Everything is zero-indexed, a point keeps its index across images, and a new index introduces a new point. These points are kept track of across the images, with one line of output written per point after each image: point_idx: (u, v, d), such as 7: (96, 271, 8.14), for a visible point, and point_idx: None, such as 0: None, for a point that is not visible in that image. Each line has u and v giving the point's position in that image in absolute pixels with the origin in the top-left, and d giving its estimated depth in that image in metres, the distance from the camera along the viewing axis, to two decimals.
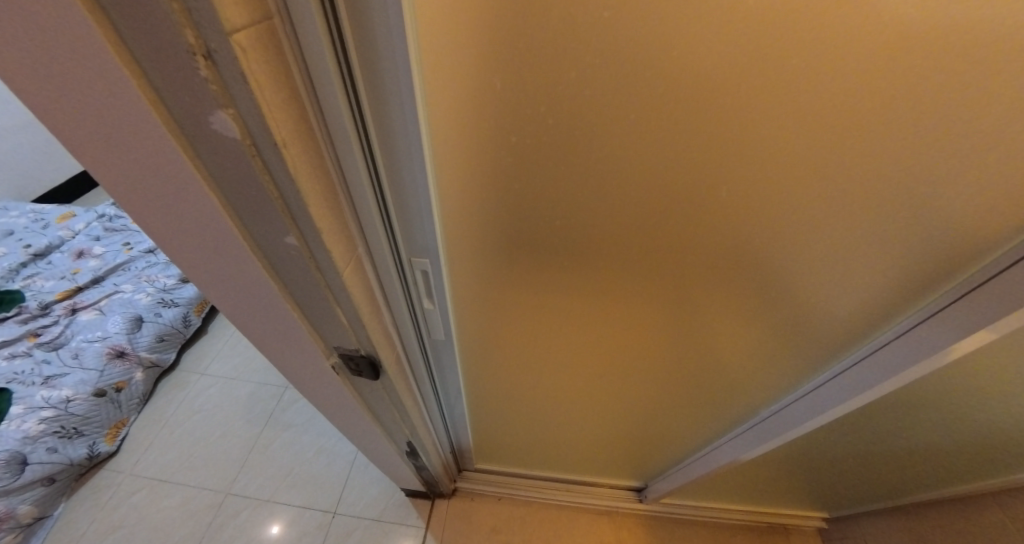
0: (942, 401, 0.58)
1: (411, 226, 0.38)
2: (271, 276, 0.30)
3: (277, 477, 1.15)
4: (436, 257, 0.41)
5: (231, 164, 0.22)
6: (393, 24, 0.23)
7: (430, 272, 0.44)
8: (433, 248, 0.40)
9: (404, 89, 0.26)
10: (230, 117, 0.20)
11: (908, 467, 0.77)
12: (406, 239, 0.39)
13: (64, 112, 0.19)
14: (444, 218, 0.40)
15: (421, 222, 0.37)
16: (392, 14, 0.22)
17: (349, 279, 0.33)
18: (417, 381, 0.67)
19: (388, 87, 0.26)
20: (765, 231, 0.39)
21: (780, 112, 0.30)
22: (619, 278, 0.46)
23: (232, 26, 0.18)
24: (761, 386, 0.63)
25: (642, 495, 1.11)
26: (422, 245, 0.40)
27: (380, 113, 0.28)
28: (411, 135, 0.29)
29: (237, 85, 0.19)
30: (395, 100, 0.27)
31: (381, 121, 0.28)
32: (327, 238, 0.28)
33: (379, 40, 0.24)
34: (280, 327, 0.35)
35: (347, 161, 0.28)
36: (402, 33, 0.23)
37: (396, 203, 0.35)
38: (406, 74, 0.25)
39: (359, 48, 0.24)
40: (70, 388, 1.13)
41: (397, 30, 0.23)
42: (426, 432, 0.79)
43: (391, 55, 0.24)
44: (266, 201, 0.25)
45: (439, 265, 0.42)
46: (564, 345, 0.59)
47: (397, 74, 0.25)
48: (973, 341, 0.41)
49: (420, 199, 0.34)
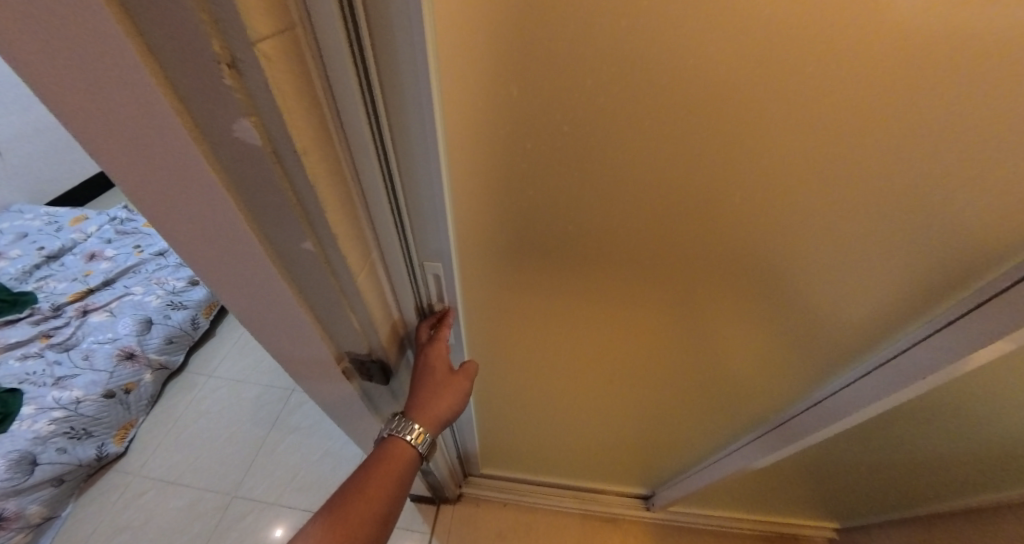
0: (958, 410, 0.57)
1: (424, 231, 0.35)
2: (287, 280, 0.30)
3: (282, 480, 1.15)
4: (449, 263, 0.38)
5: (252, 171, 0.23)
6: (409, 25, 0.21)
7: (442, 277, 0.40)
8: (447, 255, 0.37)
9: (419, 94, 0.24)
10: (253, 125, 0.20)
11: (923, 477, 0.75)
12: (417, 239, 0.36)
13: (94, 118, 0.20)
14: (457, 220, 0.40)
15: (435, 228, 0.35)
16: (407, 13, 0.20)
17: (362, 283, 0.33)
18: None
19: (404, 91, 0.25)
20: (783, 235, 0.38)
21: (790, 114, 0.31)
22: (631, 283, 0.46)
23: (258, 35, 0.18)
24: (772, 394, 0.62)
25: (648, 502, 1.10)
26: (435, 248, 0.37)
27: (396, 119, 0.26)
28: (429, 139, 0.27)
29: (260, 93, 0.19)
30: (411, 104, 0.25)
31: (400, 126, 0.27)
32: (343, 244, 0.28)
33: (396, 39, 0.22)
34: (293, 330, 0.36)
35: (363, 167, 0.28)
36: (419, 35, 0.21)
37: (411, 208, 0.33)
38: (427, 79, 0.24)
39: (377, 53, 0.23)
40: (80, 389, 1.14)
41: (414, 35, 0.21)
42: None
43: (408, 60, 0.23)
44: (286, 207, 0.25)
45: (452, 269, 0.39)
46: (575, 351, 0.59)
47: (415, 77, 0.24)
48: (992, 351, 0.41)
49: (435, 204, 0.32)
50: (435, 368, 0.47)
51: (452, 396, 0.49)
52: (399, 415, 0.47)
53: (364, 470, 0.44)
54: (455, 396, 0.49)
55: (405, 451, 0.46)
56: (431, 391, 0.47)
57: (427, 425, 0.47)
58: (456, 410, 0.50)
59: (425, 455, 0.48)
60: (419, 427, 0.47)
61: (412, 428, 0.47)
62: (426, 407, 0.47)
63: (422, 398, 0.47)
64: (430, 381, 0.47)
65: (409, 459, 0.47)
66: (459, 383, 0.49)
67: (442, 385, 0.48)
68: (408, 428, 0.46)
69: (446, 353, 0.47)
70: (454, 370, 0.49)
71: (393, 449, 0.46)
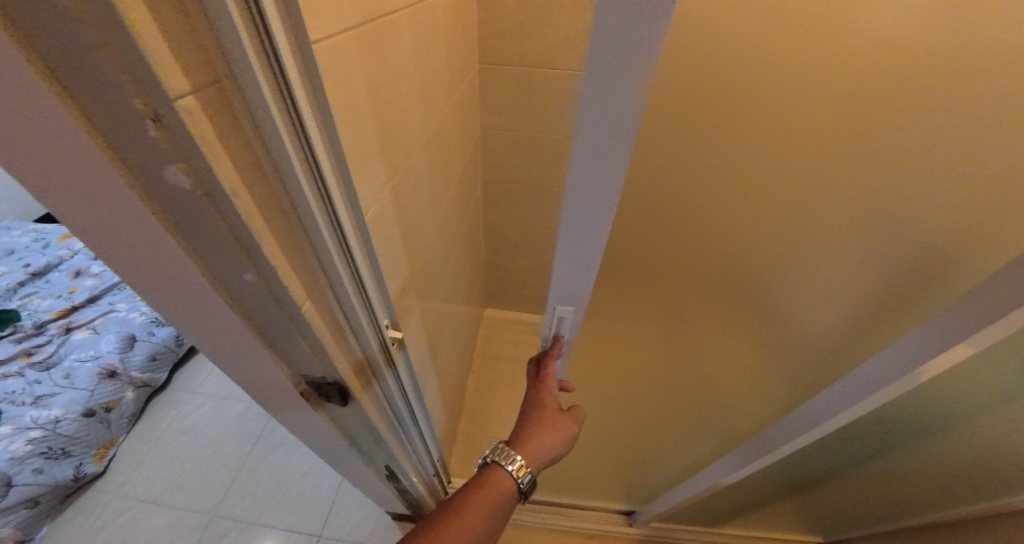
0: (916, 407, 0.60)
1: (566, 271, 0.39)
2: (235, 310, 0.29)
3: (264, 498, 1.14)
4: (582, 306, 0.42)
5: (190, 212, 0.23)
6: (615, 97, 0.25)
7: (567, 318, 0.45)
8: (581, 298, 0.42)
9: (589, 128, 0.27)
10: (182, 171, 0.21)
11: (895, 483, 0.77)
12: (562, 284, 0.40)
13: (17, 161, 0.20)
14: (557, 274, 0.39)
15: (578, 273, 0.38)
16: (627, 69, 0.24)
17: (310, 313, 0.32)
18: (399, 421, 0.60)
19: (597, 126, 0.26)
20: (785, 224, 0.51)
21: (702, 72, 0.46)
22: (651, 259, 0.55)
23: (179, 93, 0.19)
24: (750, 386, 0.67)
25: (631, 518, 1.11)
26: (572, 295, 0.41)
27: (577, 150, 0.28)
28: (608, 186, 0.30)
29: (188, 143, 0.20)
30: (596, 158, 0.28)
31: (582, 176, 0.30)
32: (286, 274, 0.28)
33: (608, 80, 0.24)
34: (247, 357, 0.35)
35: (299, 201, 0.27)
36: (628, 70, 0.24)
37: (564, 248, 0.36)
38: (624, 113, 0.26)
39: (595, 91, 0.25)
40: (60, 408, 1.14)
41: (631, 73, 0.24)
42: (410, 467, 0.73)
43: (610, 99, 0.25)
44: (223, 241, 0.25)
45: (582, 310, 0.43)
46: (628, 346, 0.64)
47: (613, 116, 0.26)
48: (945, 362, 0.37)
49: (592, 244, 0.35)
50: (545, 404, 0.53)
51: (558, 435, 0.53)
52: (503, 446, 0.50)
53: (463, 491, 0.46)
54: (560, 437, 0.53)
55: (505, 481, 0.48)
56: (541, 425, 0.52)
57: (528, 459, 0.49)
58: (558, 450, 0.53)
59: (523, 491, 0.49)
60: (520, 460, 0.48)
61: (513, 459, 0.49)
62: (534, 440, 0.50)
63: (530, 433, 0.51)
64: (539, 414, 0.52)
65: (504, 492, 0.47)
66: (566, 425, 0.54)
67: (551, 421, 0.52)
68: (514, 454, 0.49)
69: (555, 391, 0.53)
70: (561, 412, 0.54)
71: (494, 474, 0.48)
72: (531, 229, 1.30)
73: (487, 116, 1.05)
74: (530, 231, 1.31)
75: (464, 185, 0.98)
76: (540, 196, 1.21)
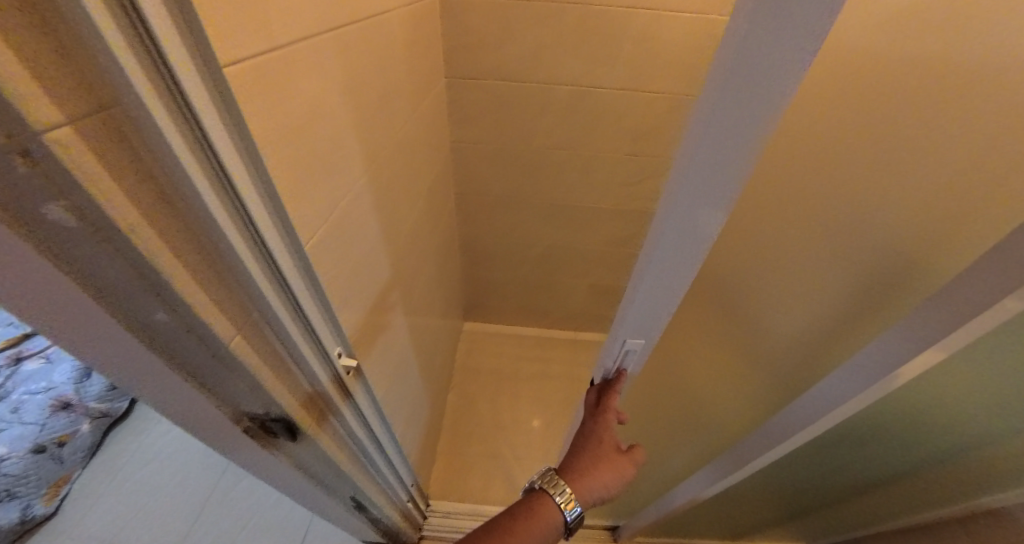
0: (892, 421, 0.59)
1: (646, 309, 0.39)
2: (160, 357, 0.27)
3: (232, 531, 1.09)
4: (653, 337, 0.43)
5: (82, 253, 0.21)
6: (736, 126, 0.24)
7: (636, 350, 0.46)
8: (655, 330, 0.43)
9: (700, 187, 0.28)
10: (64, 208, 0.19)
11: (873, 492, 0.77)
12: (638, 325, 0.41)
13: None
14: (631, 313, 0.40)
15: (658, 311, 0.40)
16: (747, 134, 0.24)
17: (240, 346, 0.30)
18: (363, 450, 0.58)
19: (705, 184, 0.28)
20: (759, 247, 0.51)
21: None
22: None
23: (48, 122, 0.17)
24: (723, 400, 0.67)
25: (616, 532, 1.08)
26: (646, 329, 0.42)
27: (684, 203, 0.29)
28: (706, 232, 0.31)
29: (67, 178, 0.18)
30: (700, 209, 0.29)
31: (681, 227, 0.31)
32: (207, 308, 0.26)
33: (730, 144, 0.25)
34: (174, 406, 0.31)
35: (216, 231, 0.25)
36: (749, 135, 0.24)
37: (645, 289, 0.37)
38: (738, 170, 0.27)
39: (709, 154, 0.26)
40: (6, 446, 1.06)
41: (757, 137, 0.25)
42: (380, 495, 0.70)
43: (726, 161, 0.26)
44: (125, 280, 0.23)
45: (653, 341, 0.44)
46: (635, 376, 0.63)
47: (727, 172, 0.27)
48: (922, 363, 0.36)
49: (678, 284, 0.36)
50: (604, 440, 0.52)
51: (613, 474, 0.50)
52: (552, 474, 0.48)
53: (508, 518, 0.44)
54: (614, 476, 0.50)
55: (551, 513, 0.46)
56: (597, 458, 0.50)
57: (577, 492, 0.47)
58: (610, 490, 0.50)
59: (569, 528, 0.47)
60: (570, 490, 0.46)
61: (562, 490, 0.47)
62: (586, 473, 0.48)
63: (584, 465, 0.49)
64: (596, 448, 0.51)
65: (548, 524, 0.45)
66: (624, 466, 0.51)
67: (608, 457, 0.51)
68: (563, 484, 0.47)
69: (614, 424, 0.52)
70: (619, 449, 0.53)
71: (543, 500, 0.46)
72: (508, 240, 1.29)
73: (458, 128, 1.03)
74: (507, 243, 1.30)
75: (435, 198, 0.96)
76: (514, 207, 1.20)
